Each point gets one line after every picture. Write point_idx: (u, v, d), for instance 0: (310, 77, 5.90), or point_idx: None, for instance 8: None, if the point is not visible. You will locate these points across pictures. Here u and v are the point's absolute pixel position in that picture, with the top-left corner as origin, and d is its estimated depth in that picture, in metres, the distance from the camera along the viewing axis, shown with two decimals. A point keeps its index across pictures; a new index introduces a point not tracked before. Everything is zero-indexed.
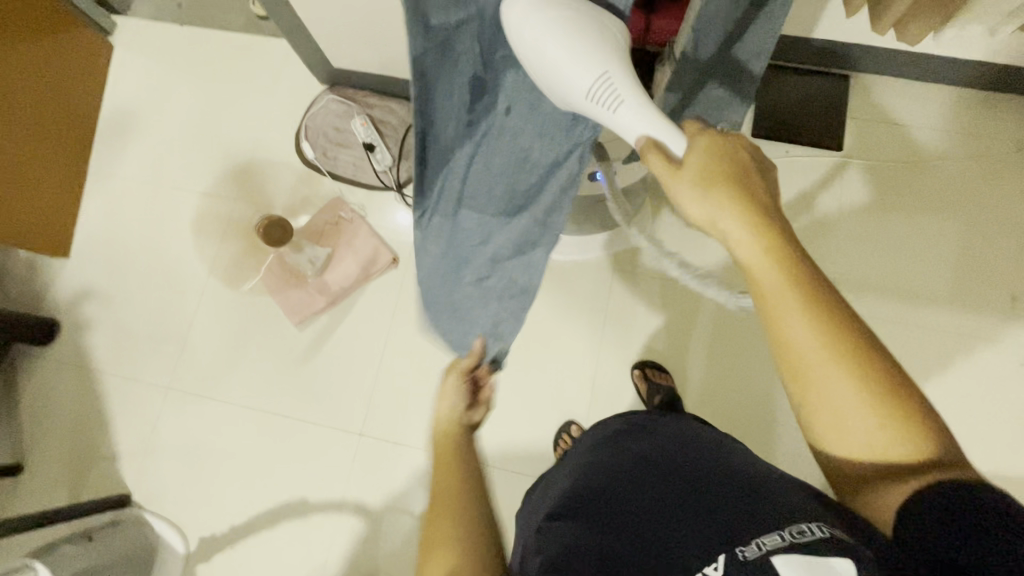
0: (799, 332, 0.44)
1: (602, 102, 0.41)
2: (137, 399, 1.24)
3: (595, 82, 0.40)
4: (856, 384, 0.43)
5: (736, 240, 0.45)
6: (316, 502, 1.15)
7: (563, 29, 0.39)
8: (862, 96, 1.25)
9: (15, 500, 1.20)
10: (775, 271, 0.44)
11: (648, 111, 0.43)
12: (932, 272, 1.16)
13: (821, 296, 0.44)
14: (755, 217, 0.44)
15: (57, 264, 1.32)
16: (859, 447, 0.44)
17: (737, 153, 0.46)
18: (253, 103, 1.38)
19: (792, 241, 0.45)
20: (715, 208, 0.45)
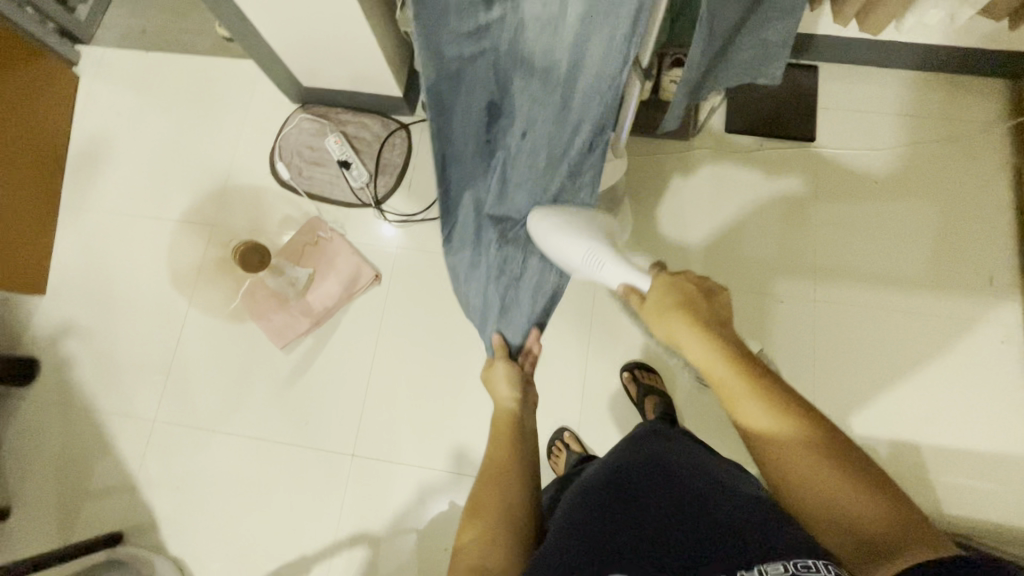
0: (753, 415, 0.57)
1: (591, 264, 0.77)
2: (124, 433, 1.22)
3: (584, 255, 0.76)
4: (809, 453, 0.53)
5: (692, 349, 0.64)
6: (313, 527, 1.14)
7: (564, 227, 0.76)
8: (830, 85, 1.27)
9: (5, 545, 1.17)
10: (725, 368, 0.60)
11: (620, 265, 0.77)
12: (909, 256, 1.17)
13: (771, 393, 0.57)
14: (704, 333, 0.63)
15: (34, 301, 1.30)
16: (833, 513, 0.51)
17: (687, 289, 0.69)
18: (224, 126, 1.36)
19: (744, 355, 0.61)
20: (677, 325, 0.66)
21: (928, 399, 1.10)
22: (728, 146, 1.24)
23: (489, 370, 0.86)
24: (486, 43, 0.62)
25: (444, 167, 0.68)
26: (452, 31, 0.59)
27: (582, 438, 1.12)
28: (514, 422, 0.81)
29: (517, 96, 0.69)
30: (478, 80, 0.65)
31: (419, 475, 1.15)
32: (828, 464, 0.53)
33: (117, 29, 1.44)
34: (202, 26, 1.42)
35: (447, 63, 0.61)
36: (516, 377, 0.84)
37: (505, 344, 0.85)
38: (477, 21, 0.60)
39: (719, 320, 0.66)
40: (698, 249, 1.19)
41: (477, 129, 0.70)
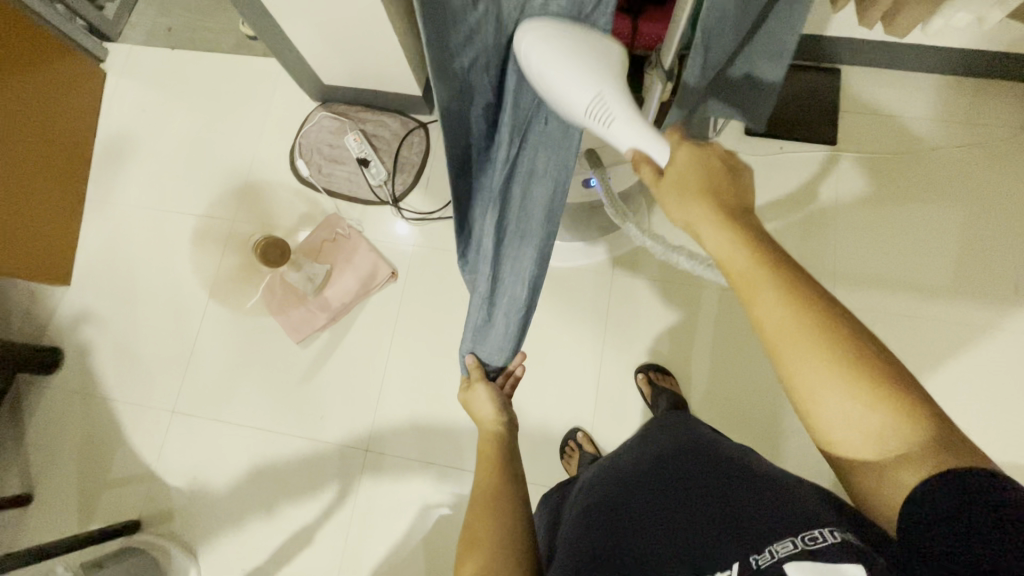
0: (769, 312, 0.45)
1: (595, 117, 0.48)
2: (143, 422, 1.24)
3: (587, 100, 0.47)
4: (836, 370, 0.42)
5: (710, 235, 0.48)
6: (324, 522, 1.15)
7: (565, 54, 0.45)
8: (852, 88, 1.26)
9: (26, 529, 1.20)
10: (745, 258, 0.46)
11: (636, 118, 0.49)
12: (932, 262, 1.15)
13: (794, 282, 0.45)
14: (726, 222, 0.47)
15: (59, 291, 1.33)
16: (855, 432, 0.42)
17: (715, 166, 0.50)
18: (247, 122, 1.38)
19: (763, 235, 0.47)
20: (692, 212, 0.49)
21: (949, 407, 1.08)
22: (748, 148, 1.23)
23: (468, 390, 0.84)
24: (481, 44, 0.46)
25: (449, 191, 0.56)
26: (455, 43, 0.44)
27: (595, 440, 1.12)
28: (500, 441, 0.80)
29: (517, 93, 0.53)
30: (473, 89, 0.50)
31: (432, 472, 1.15)
32: (878, 425, 0.41)
33: (145, 27, 1.47)
34: (226, 23, 1.45)
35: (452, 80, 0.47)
36: (498, 399, 0.83)
37: (481, 366, 0.81)
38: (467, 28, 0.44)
39: (743, 206, 0.49)
40: None
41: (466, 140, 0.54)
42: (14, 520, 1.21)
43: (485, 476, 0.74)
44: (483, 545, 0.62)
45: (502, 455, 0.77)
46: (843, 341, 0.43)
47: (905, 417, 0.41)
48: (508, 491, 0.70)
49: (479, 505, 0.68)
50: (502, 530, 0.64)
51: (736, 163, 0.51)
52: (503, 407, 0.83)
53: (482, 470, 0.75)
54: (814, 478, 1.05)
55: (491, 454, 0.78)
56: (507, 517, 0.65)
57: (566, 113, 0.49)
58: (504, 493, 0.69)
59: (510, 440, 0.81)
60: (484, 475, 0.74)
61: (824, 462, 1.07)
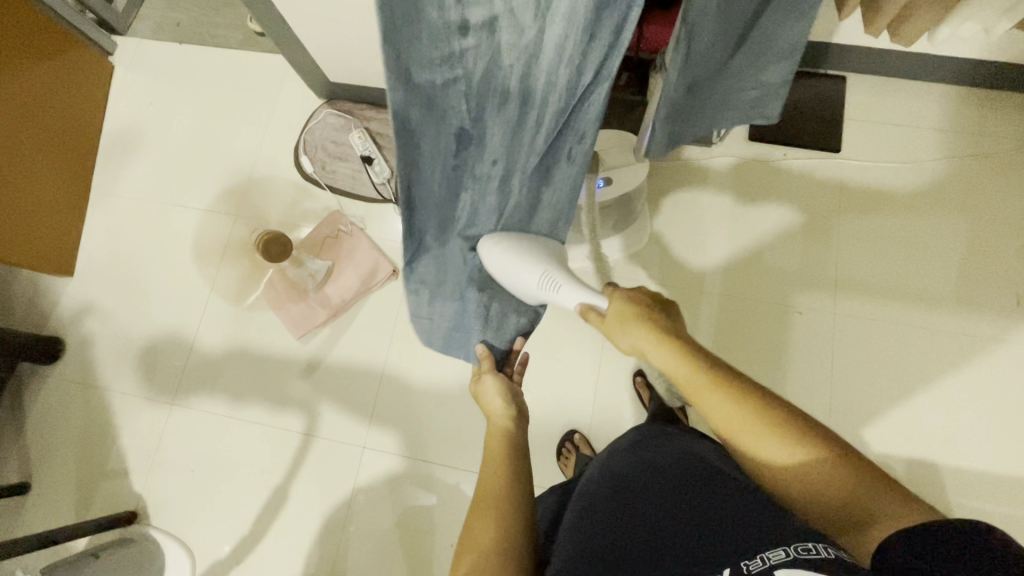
0: (714, 410, 0.53)
1: (547, 286, 0.67)
2: (141, 414, 1.24)
3: (536, 276, 0.66)
4: (784, 443, 0.50)
5: (657, 355, 0.57)
6: (320, 517, 1.15)
7: (513, 253, 0.67)
8: (858, 96, 1.25)
9: (24, 518, 1.21)
10: (687, 369, 0.55)
11: (577, 285, 0.66)
12: (934, 272, 1.15)
13: (737, 385, 0.53)
14: (666, 338, 0.57)
15: (63, 282, 1.34)
16: (804, 493, 0.50)
17: (646, 301, 0.62)
18: (252, 118, 1.39)
19: (699, 349, 0.56)
20: (639, 334, 0.59)
21: (948, 419, 1.07)
22: (752, 154, 1.23)
23: (477, 382, 0.80)
24: (458, 72, 0.52)
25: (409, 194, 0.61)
26: (420, 61, 0.49)
27: (592, 442, 1.12)
28: (509, 436, 0.76)
29: (492, 130, 0.60)
30: (452, 107, 0.55)
31: (428, 470, 1.15)
32: (820, 484, 0.49)
33: (153, 21, 1.47)
34: (234, 19, 1.46)
35: (419, 92, 0.52)
36: (507, 389, 0.79)
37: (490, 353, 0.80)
38: (450, 47, 0.50)
39: (677, 327, 0.60)
40: (717, 258, 1.19)
41: (445, 158, 0.60)
42: (12, 509, 1.22)
43: (491, 472, 0.70)
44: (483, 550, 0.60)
45: (509, 452, 0.73)
46: (781, 423, 0.50)
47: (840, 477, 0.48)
48: (514, 493, 0.67)
49: (486, 502, 0.66)
50: (505, 539, 0.62)
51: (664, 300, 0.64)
52: (513, 399, 0.79)
53: (488, 466, 0.71)
54: None
55: (499, 452, 0.73)
56: (512, 525, 0.63)
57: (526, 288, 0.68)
58: (509, 495, 0.66)
59: (519, 439, 0.77)
60: (489, 473, 0.70)
61: None
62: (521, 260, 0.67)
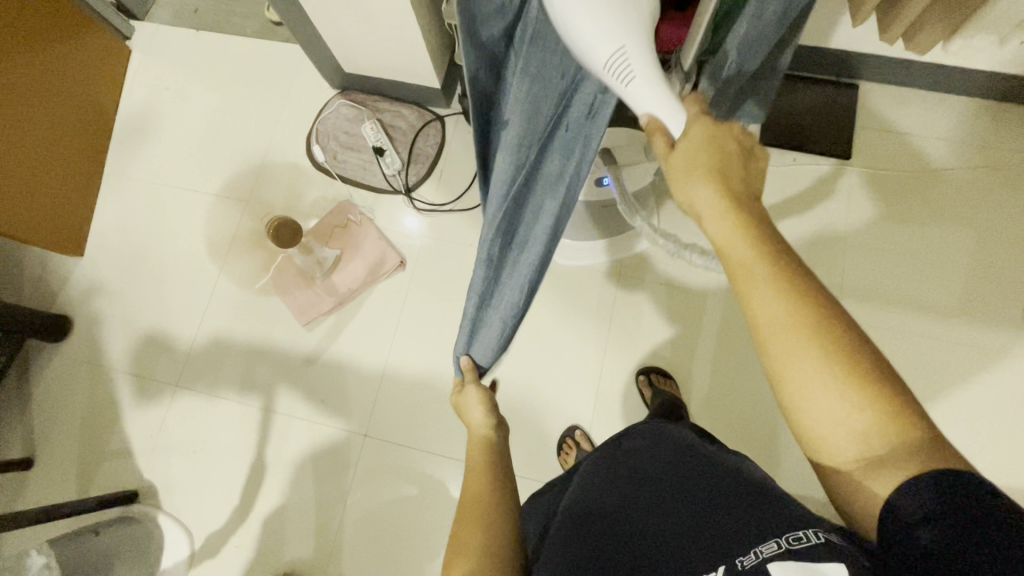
0: (762, 306, 0.45)
1: (614, 73, 0.48)
2: (146, 395, 1.25)
3: (608, 53, 0.46)
4: (820, 368, 0.43)
5: (710, 221, 0.49)
6: (319, 503, 1.16)
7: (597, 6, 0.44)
8: (870, 104, 1.26)
9: (26, 493, 1.22)
10: (744, 245, 0.46)
11: (655, 83, 0.49)
12: (942, 282, 1.15)
13: (794, 276, 0.45)
14: (727, 207, 0.48)
15: (73, 262, 1.35)
16: (833, 426, 0.42)
17: (728, 149, 0.51)
18: (266, 105, 1.40)
19: (762, 226, 0.48)
20: (700, 191, 0.49)
21: (951, 429, 1.07)
22: None
23: (460, 395, 0.78)
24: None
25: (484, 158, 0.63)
26: None
27: (593, 439, 1.12)
28: (492, 447, 0.75)
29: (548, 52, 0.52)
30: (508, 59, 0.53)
31: (428, 461, 1.16)
32: (859, 427, 0.41)
33: (171, 8, 1.49)
34: (251, 8, 1.47)
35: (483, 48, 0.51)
36: (487, 398, 0.77)
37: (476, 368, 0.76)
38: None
39: (750, 193, 0.50)
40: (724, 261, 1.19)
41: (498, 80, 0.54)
42: (14, 484, 1.23)
43: (472, 483, 0.68)
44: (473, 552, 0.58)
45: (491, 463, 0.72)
46: (838, 337, 0.43)
47: (891, 419, 0.41)
48: (499, 498, 0.65)
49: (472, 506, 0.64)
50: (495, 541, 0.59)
51: (752, 147, 0.53)
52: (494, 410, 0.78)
53: (471, 479, 0.69)
54: (810, 489, 1.05)
55: (481, 463, 0.71)
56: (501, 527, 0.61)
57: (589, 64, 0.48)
58: (495, 498, 0.65)
59: (501, 449, 0.75)
60: (471, 482, 0.68)
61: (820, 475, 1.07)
62: (604, 10, 0.44)
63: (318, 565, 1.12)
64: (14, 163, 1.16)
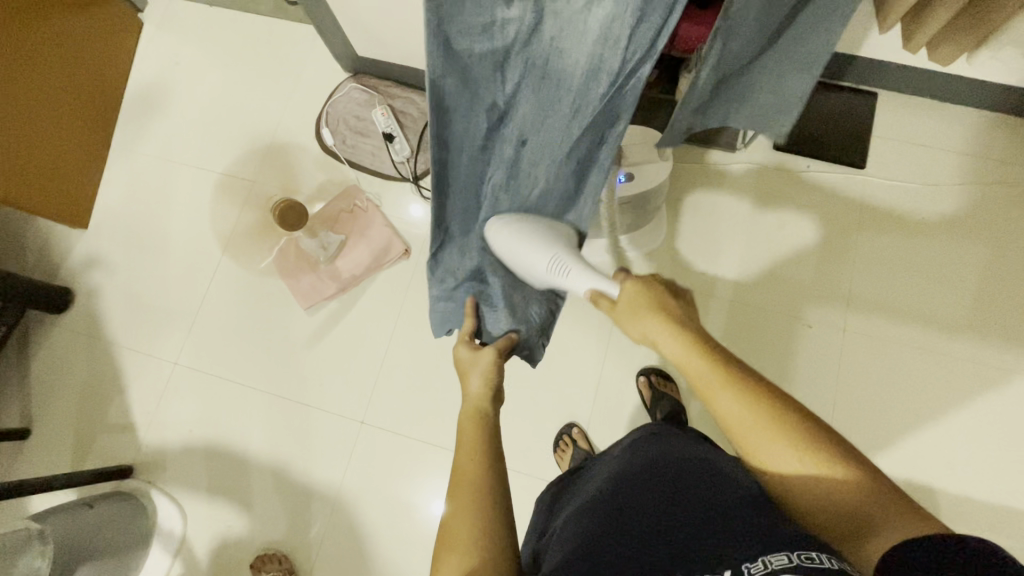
0: (726, 408, 0.50)
1: (556, 269, 0.65)
2: (145, 371, 1.25)
3: (545, 261, 0.65)
4: (792, 449, 0.48)
5: (668, 346, 0.56)
6: (312, 488, 1.16)
7: (520, 232, 0.65)
8: (888, 114, 1.24)
9: (22, 462, 1.22)
10: (699, 363, 0.53)
11: (586, 270, 0.65)
12: (949, 298, 1.14)
13: (747, 380, 0.51)
14: (676, 327, 0.56)
15: (77, 234, 1.34)
16: (820, 509, 0.47)
17: (658, 289, 0.59)
18: (277, 85, 1.39)
19: (711, 341, 0.54)
20: (649, 323, 0.57)
21: (949, 447, 1.07)
22: (776, 163, 1.23)
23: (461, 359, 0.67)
24: (497, 47, 0.52)
25: (439, 173, 0.60)
26: (462, 25, 0.49)
27: (591, 437, 1.12)
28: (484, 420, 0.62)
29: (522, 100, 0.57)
30: (488, 83, 0.55)
31: (423, 452, 1.16)
32: (842, 505, 0.46)
33: None
34: None
35: (457, 59, 0.52)
36: (497, 372, 0.65)
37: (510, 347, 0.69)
38: (491, 20, 0.50)
39: (690, 317, 0.58)
40: (731, 266, 1.18)
41: (475, 136, 0.59)
42: (10, 453, 1.23)
43: (466, 451, 0.58)
44: (465, 541, 0.51)
45: (487, 428, 0.61)
46: (789, 420, 0.48)
47: (847, 473, 0.46)
48: (495, 472, 0.56)
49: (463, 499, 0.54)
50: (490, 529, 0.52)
51: (679, 288, 0.61)
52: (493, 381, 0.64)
53: (463, 444, 0.59)
54: None
55: (474, 428, 0.61)
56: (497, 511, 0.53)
57: (534, 273, 0.67)
58: (490, 475, 0.55)
59: (496, 420, 0.62)
60: (466, 451, 0.58)
61: None
62: (529, 237, 0.65)
63: (310, 549, 1.12)
64: (21, 132, 1.15)
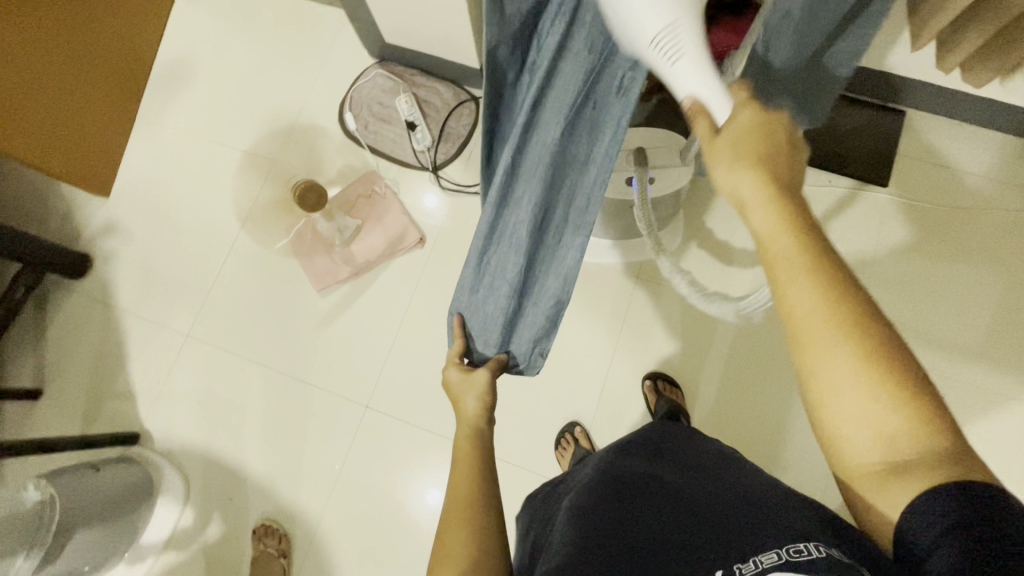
0: (798, 297, 0.42)
1: (658, 50, 0.45)
2: (156, 342, 1.27)
3: (658, 28, 0.44)
4: (853, 362, 0.40)
5: (756, 214, 0.45)
6: (313, 467, 1.17)
7: None
8: (914, 133, 1.23)
9: (32, 423, 1.24)
10: (788, 236, 0.43)
11: (703, 67, 0.47)
12: (963, 322, 1.13)
13: (836, 274, 0.42)
14: (773, 196, 0.45)
15: (98, 203, 1.36)
16: (863, 437, 0.40)
17: (778, 138, 0.48)
18: (304, 68, 1.39)
19: (809, 218, 0.45)
20: (743, 178, 0.46)
21: None
22: None
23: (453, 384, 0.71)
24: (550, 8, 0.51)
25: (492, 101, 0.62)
26: None
27: (592, 436, 1.12)
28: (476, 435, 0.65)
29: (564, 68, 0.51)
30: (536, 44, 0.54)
31: (425, 440, 1.17)
32: (886, 438, 0.39)
33: None
34: None
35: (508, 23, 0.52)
36: (490, 393, 0.69)
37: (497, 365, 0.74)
38: None
39: (793, 184, 0.47)
40: (744, 277, 1.18)
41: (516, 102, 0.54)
42: (21, 413, 1.25)
43: (461, 474, 0.60)
44: (455, 566, 0.51)
45: (480, 451, 0.63)
46: (878, 346, 0.40)
47: (921, 417, 0.38)
48: (487, 493, 0.57)
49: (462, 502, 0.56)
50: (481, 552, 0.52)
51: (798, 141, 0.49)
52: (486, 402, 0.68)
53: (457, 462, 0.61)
54: None
55: (467, 455, 0.62)
56: (488, 536, 0.54)
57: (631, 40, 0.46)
58: (483, 498, 0.57)
59: (489, 440, 0.66)
60: (460, 475, 0.60)
61: (815, 498, 1.06)
62: None
63: (308, 527, 1.14)
64: (54, 97, 1.16)
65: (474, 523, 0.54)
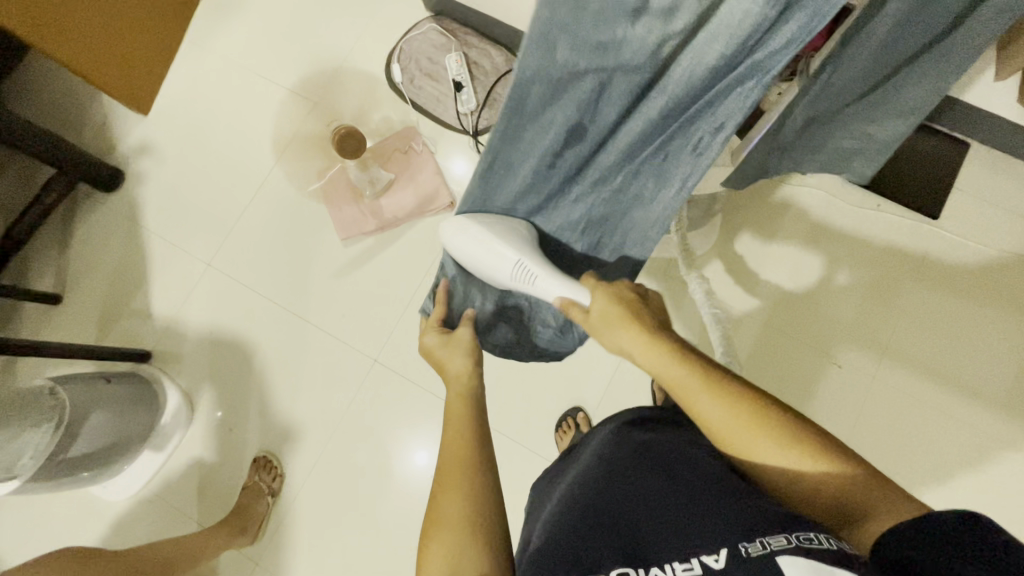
0: (708, 411, 0.50)
1: (522, 274, 0.64)
2: (176, 265, 1.28)
3: (510, 267, 0.64)
4: (770, 443, 0.48)
5: (641, 354, 0.54)
6: (314, 409, 1.19)
7: (489, 238, 0.64)
8: (976, 169, 1.17)
9: (50, 325, 1.27)
10: (681, 369, 0.51)
11: (555, 276, 0.64)
12: (988, 370, 1.10)
13: (723, 381, 0.50)
14: (646, 331, 0.55)
15: (136, 120, 1.35)
16: (805, 490, 0.47)
17: (626, 294, 0.59)
18: (358, 11, 1.36)
19: (689, 348, 0.54)
20: (623, 339, 0.56)
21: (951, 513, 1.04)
22: (844, 195, 1.18)
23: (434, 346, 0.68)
24: (607, 62, 0.48)
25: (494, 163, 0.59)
26: (572, 32, 0.45)
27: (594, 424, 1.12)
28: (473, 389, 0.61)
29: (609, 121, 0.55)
30: (572, 101, 0.52)
31: (428, 402, 1.17)
32: (834, 480, 0.46)
33: None
34: None
35: (553, 68, 0.48)
36: (476, 348, 0.66)
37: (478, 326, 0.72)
38: (611, 30, 0.45)
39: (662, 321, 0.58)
40: (770, 289, 1.16)
41: (549, 146, 0.57)
42: (41, 313, 1.28)
43: (452, 433, 0.55)
44: (456, 527, 0.47)
45: (473, 416, 0.57)
46: (770, 419, 0.48)
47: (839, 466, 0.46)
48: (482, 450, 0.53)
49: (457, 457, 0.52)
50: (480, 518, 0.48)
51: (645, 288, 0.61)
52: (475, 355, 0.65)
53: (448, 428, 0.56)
54: None
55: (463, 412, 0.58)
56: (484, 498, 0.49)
57: (501, 276, 0.66)
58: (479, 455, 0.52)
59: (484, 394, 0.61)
60: (453, 437, 0.55)
61: None
62: (493, 247, 0.64)
63: (303, 467, 1.16)
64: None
65: (470, 484, 0.50)
